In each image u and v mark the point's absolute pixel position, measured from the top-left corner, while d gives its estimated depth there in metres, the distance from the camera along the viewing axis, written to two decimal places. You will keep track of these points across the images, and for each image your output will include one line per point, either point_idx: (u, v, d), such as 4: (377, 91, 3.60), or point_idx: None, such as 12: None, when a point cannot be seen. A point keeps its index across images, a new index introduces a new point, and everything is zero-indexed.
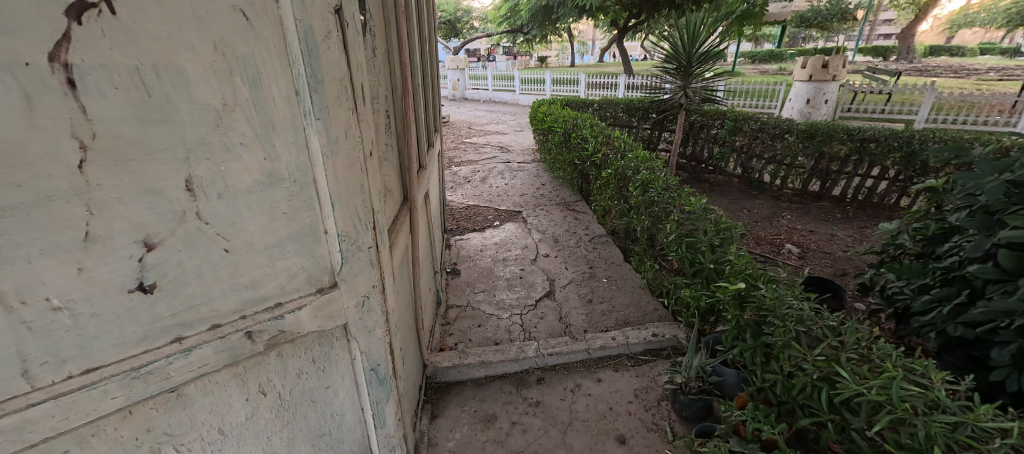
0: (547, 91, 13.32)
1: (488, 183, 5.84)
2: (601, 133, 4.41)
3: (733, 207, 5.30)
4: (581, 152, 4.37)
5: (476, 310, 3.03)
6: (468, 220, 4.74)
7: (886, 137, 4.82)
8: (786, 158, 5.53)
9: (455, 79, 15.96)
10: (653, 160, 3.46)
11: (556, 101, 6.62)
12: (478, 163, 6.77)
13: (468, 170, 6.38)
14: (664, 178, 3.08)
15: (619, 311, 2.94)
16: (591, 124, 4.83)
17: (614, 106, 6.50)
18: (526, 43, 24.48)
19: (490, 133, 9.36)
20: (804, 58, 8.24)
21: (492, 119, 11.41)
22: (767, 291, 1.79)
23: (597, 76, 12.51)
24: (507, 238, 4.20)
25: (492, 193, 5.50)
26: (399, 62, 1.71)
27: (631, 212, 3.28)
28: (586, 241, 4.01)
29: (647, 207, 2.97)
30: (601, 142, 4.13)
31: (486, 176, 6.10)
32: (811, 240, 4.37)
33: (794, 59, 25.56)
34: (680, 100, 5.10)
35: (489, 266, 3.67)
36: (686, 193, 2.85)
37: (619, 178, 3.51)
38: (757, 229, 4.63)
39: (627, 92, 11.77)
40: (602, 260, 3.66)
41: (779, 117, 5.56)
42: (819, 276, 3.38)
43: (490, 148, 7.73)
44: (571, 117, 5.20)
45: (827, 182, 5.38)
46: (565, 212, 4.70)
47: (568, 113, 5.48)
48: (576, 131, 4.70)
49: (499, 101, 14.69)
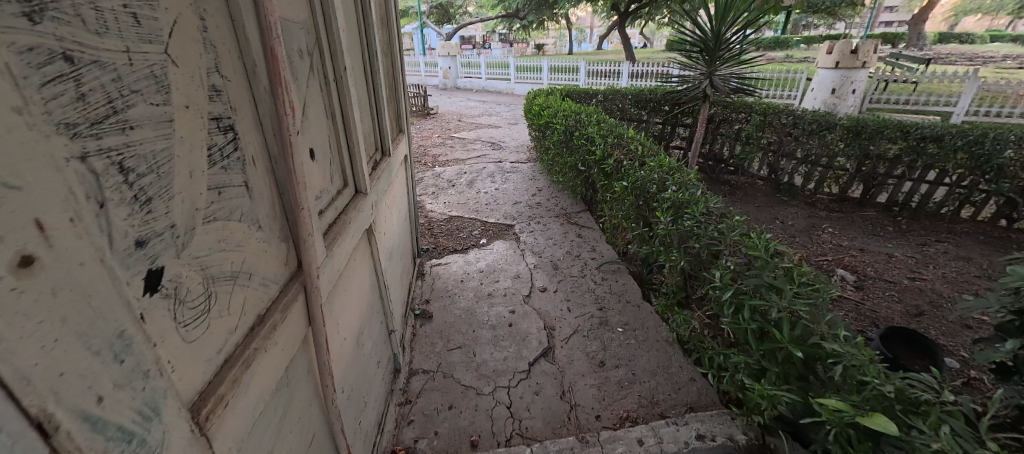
0: (544, 80, 12.40)
1: (475, 187, 5.01)
2: (610, 131, 3.57)
3: (763, 218, 4.50)
4: (587, 154, 3.54)
5: (449, 378, 2.24)
6: (448, 237, 3.91)
7: (952, 135, 4.01)
8: (823, 158, 4.74)
9: (446, 67, 14.97)
10: (682, 170, 2.64)
11: (553, 91, 5.75)
12: (465, 162, 5.92)
13: (453, 172, 5.54)
14: (702, 198, 2.26)
15: (642, 383, 2.17)
16: (598, 119, 3.99)
17: (620, 97, 5.64)
18: (521, 28, 23.32)
19: (481, 126, 8.50)
20: (830, 42, 7.38)
21: (484, 109, 10.54)
22: (939, 441, 1.00)
23: (598, 63, 11.58)
24: (496, 262, 3.38)
25: (479, 201, 4.66)
26: (254, 24, 0.88)
27: (655, 240, 2.47)
28: (592, 268, 3.21)
29: (681, 240, 2.16)
30: (611, 144, 3.29)
31: (474, 179, 5.26)
32: (865, 262, 3.60)
33: (800, 47, 24.64)
34: (706, 90, 4.21)
35: (469, 305, 2.86)
36: (739, 221, 2.03)
37: (637, 194, 2.69)
38: (797, 248, 3.85)
39: (630, 81, 10.87)
40: (614, 296, 2.87)
41: (817, 110, 4.73)
42: (896, 331, 2.51)
43: (480, 144, 6.88)
44: (574, 110, 4.34)
45: (872, 187, 4.59)
46: (566, 227, 3.89)
47: (570, 106, 4.63)
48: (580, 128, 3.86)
49: (492, 90, 13.77)
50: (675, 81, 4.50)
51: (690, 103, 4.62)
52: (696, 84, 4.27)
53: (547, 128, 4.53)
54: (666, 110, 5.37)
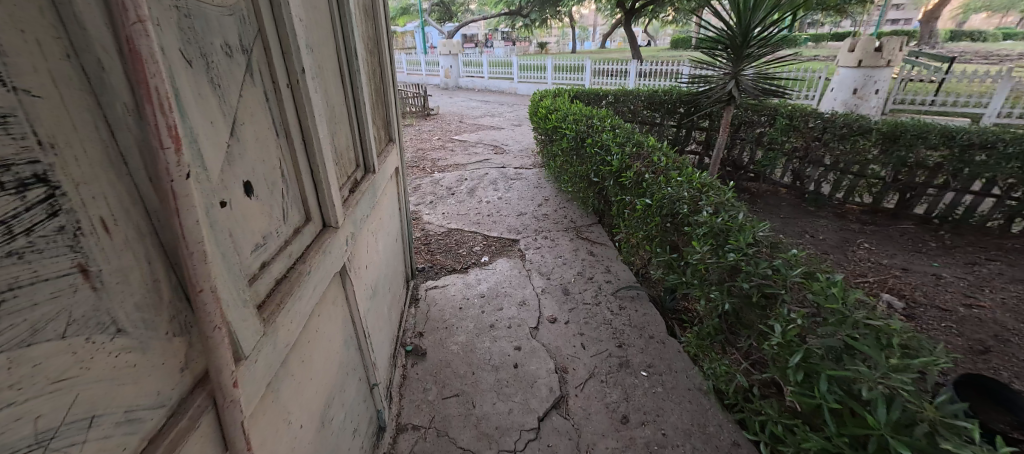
0: (548, 79, 12.02)
1: (476, 195, 4.64)
2: (627, 137, 3.20)
3: (791, 231, 4.13)
4: (601, 163, 3.16)
5: (443, 438, 1.88)
6: (447, 254, 3.54)
7: (1004, 142, 3.61)
8: (854, 165, 4.35)
9: (447, 66, 14.60)
10: (716, 186, 2.26)
11: (561, 91, 5.36)
12: (466, 168, 5.55)
13: (453, 179, 5.17)
14: (747, 224, 1.88)
15: (675, 447, 1.80)
16: (612, 123, 3.61)
17: (632, 98, 5.25)
18: (524, 27, 22.99)
19: (483, 128, 8.13)
20: (853, 39, 6.97)
21: (486, 110, 10.18)
22: None
23: (604, 62, 11.18)
24: (499, 286, 3.02)
25: (481, 211, 4.29)
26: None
27: (687, 270, 2.10)
28: (607, 294, 2.84)
29: (724, 275, 1.79)
30: (629, 152, 2.91)
31: (475, 186, 4.90)
32: (911, 285, 3.22)
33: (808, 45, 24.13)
34: (730, 90, 3.79)
35: (469, 339, 2.50)
36: (797, 256, 1.65)
37: (664, 214, 2.31)
38: (832, 267, 3.48)
39: (638, 81, 10.47)
40: (634, 329, 2.50)
41: (849, 113, 4.34)
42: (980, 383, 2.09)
43: (482, 148, 6.52)
44: (584, 112, 3.96)
45: (909, 198, 4.20)
46: (576, 243, 3.52)
47: (580, 108, 4.25)
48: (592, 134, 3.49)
49: (494, 90, 13.40)
50: (695, 82, 4.10)
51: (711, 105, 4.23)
52: (719, 84, 3.87)
53: (555, 132, 4.15)
54: (682, 112, 4.99)
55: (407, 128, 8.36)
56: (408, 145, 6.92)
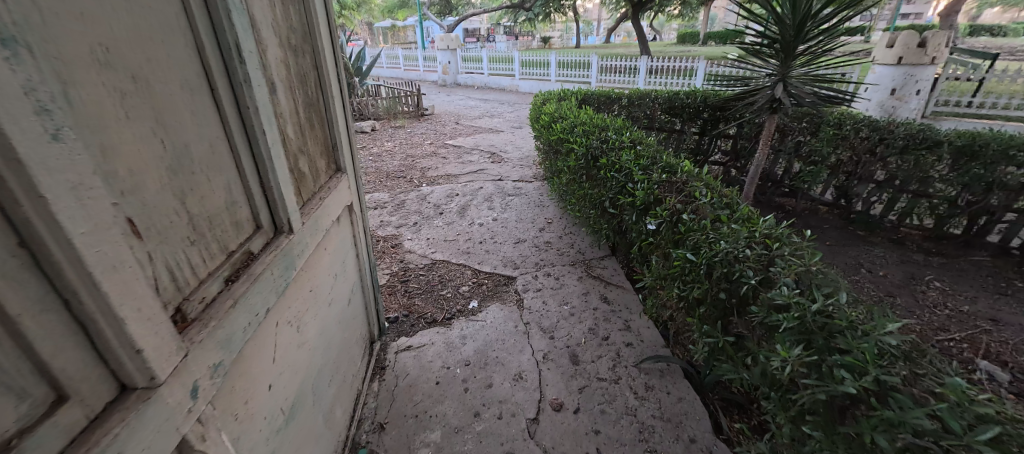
0: (551, 76, 11.28)
1: (468, 216, 3.98)
2: (651, 159, 2.50)
3: (842, 264, 3.46)
4: (620, 191, 2.48)
5: None
6: (427, 297, 2.89)
7: None
8: (916, 184, 3.65)
9: (446, 62, 13.91)
10: (790, 241, 1.60)
11: (567, 93, 4.65)
12: (458, 180, 4.88)
13: (442, 194, 4.51)
14: (859, 318, 1.22)
15: None
16: (633, 137, 2.91)
17: (649, 100, 4.54)
18: (527, 20, 22.23)
19: (481, 131, 7.45)
20: (893, 33, 6.21)
21: (485, 110, 9.49)
22: None
23: (611, 57, 10.43)
24: (489, 348, 2.37)
25: (472, 237, 3.62)
26: None
27: (754, 370, 1.44)
28: (629, 365, 2.19)
29: (831, 406, 1.13)
30: (658, 181, 2.23)
31: (467, 204, 4.22)
32: (1010, 345, 2.55)
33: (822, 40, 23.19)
34: (781, 98, 2.97)
35: (444, 438, 1.85)
36: (967, 394, 0.99)
37: (715, 279, 1.63)
38: (903, 317, 2.82)
39: (648, 78, 9.72)
40: (669, 427, 1.85)
41: (911, 122, 3.64)
42: None
43: (478, 155, 5.86)
44: (597, 122, 3.27)
45: (984, 224, 3.50)
46: (586, 284, 2.87)
47: (593, 115, 3.55)
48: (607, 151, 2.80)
49: (495, 87, 12.68)
50: (729, 85, 3.41)
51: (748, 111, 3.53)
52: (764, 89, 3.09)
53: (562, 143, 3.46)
54: (706, 118, 4.33)
55: (398, 130, 7.69)
56: (397, 151, 6.26)
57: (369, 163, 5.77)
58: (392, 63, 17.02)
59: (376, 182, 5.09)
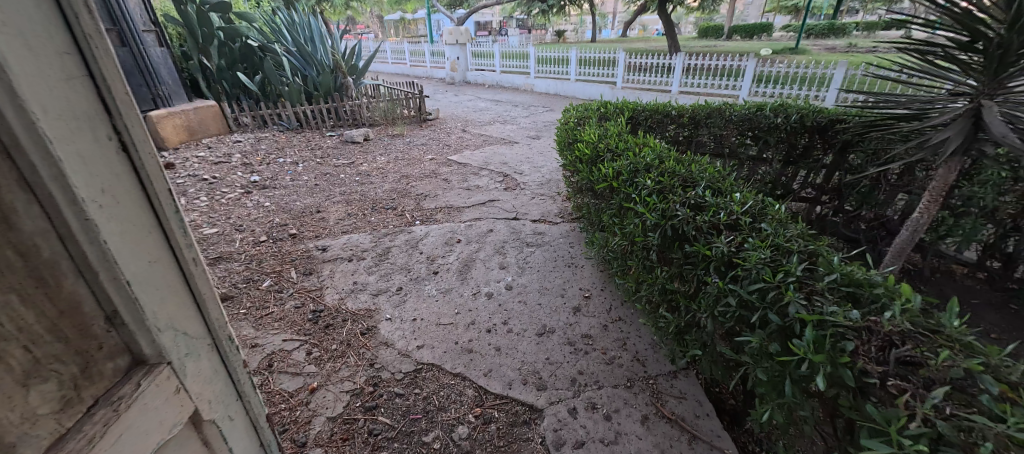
0: (570, 75, 10.09)
1: (471, 280, 2.88)
2: (803, 260, 1.34)
3: None
4: (748, 318, 1.34)
5: None
6: (400, 450, 1.80)
7: None
8: None
9: (455, 58, 12.79)
10: None
11: (610, 106, 3.47)
12: (460, 218, 3.78)
13: (440, 240, 3.41)
14: None
15: None
16: (744, 199, 1.72)
17: (719, 118, 3.36)
18: (543, 14, 20.97)
19: (491, 143, 6.35)
20: None
21: (496, 114, 8.37)
22: None
23: (641, 55, 9.20)
24: None
25: (477, 320, 2.52)
26: None
27: None
28: None
29: None
30: (850, 330, 1.08)
31: (471, 258, 3.12)
32: None
33: (859, 38, 21.50)
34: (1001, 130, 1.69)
35: None
36: None
37: None
38: None
39: (684, 79, 8.46)
40: None
41: None
42: None
43: (487, 177, 4.76)
44: (672, 163, 2.08)
45: None
46: (659, 440, 1.76)
47: (659, 146, 2.36)
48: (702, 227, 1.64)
49: (508, 86, 11.53)
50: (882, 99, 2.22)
51: (904, 142, 2.33)
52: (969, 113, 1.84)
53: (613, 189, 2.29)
54: (792, 130, 3.18)
55: (396, 139, 6.63)
56: (389, 170, 5.20)
57: (355, 186, 4.71)
58: (398, 58, 15.93)
59: (358, 216, 4.01)
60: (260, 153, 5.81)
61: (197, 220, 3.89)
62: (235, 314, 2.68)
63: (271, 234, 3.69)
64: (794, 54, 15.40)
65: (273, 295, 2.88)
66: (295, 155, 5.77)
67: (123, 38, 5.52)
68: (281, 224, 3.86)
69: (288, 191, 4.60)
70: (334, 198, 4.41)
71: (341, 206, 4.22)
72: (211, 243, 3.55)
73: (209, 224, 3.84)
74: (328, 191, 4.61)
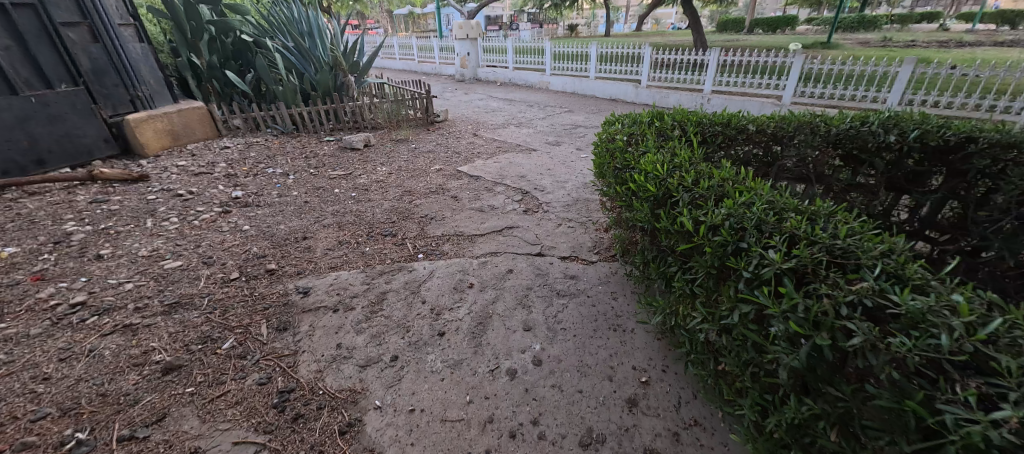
0: (589, 72, 9.34)
1: (488, 349, 2.20)
2: None
3: None
4: None
5: None
6: None
7: None
8: None
9: (464, 53, 12.07)
10: None
11: (675, 115, 2.68)
12: (472, 250, 3.12)
13: (447, 284, 2.74)
14: None
15: None
16: (964, 301, 1.01)
17: (808, 135, 2.55)
18: (556, 8, 20.14)
19: (506, 150, 5.67)
20: None
21: (510, 115, 7.68)
22: None
23: (668, 50, 8.38)
24: None
25: (496, 417, 1.85)
26: None
27: None
28: None
29: None
30: None
31: (487, 314, 2.44)
32: None
33: (890, 32, 20.29)
34: None
35: None
36: None
37: None
38: None
39: (718, 78, 7.56)
40: None
41: None
42: None
43: (502, 195, 4.07)
44: (798, 219, 1.36)
45: None
46: None
47: (760, 184, 1.64)
48: (901, 360, 0.94)
49: (521, 84, 10.82)
50: None
51: None
52: None
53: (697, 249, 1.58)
54: (905, 147, 2.41)
55: (400, 144, 5.98)
56: (391, 184, 4.55)
57: (351, 204, 4.07)
58: (406, 54, 15.30)
59: (350, 245, 3.36)
60: (248, 162, 5.19)
61: (160, 250, 3.28)
62: (177, 395, 2.04)
63: (244, 270, 3.07)
64: (826, 49, 14.39)
65: (233, 363, 2.25)
66: (288, 164, 5.16)
67: (95, 33, 4.92)
68: (258, 256, 3.23)
69: (273, 209, 3.97)
70: (325, 220, 3.77)
71: (331, 232, 3.57)
72: (170, 282, 2.93)
73: (173, 255, 3.23)
74: (319, 210, 3.98)
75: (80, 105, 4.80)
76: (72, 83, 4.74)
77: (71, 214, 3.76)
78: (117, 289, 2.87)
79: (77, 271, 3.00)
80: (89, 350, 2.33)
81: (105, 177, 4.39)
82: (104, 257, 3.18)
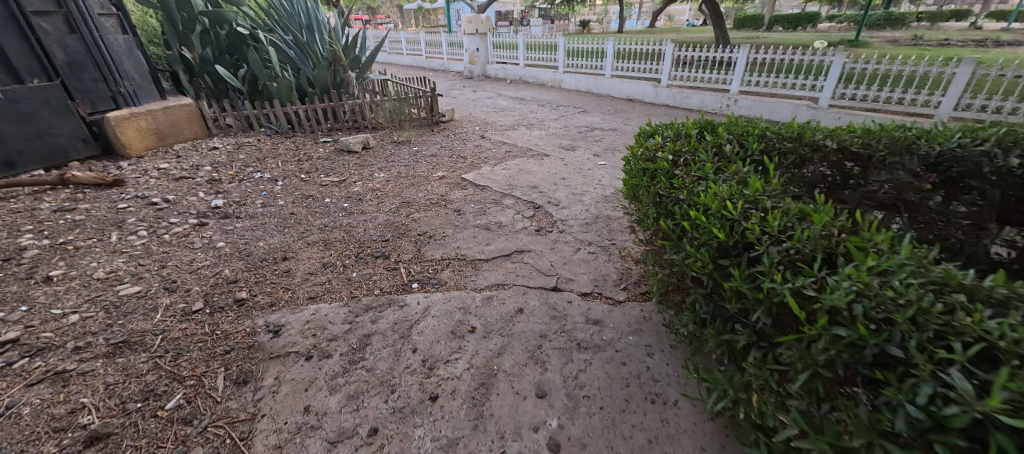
0: (605, 69, 8.79)
1: (491, 425, 1.73)
2: None
3: None
4: None
5: None
6: None
7: None
8: None
9: (473, 49, 11.56)
10: None
11: (731, 125, 2.16)
12: (475, 281, 2.64)
13: (443, 327, 2.27)
14: None
15: None
16: None
17: (903, 152, 2.00)
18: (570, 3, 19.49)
19: (516, 155, 5.18)
20: None
21: (520, 115, 7.19)
22: None
23: (691, 47, 7.79)
24: None
25: None
26: None
27: None
28: None
29: None
30: None
31: (491, 372, 1.97)
32: None
33: (920, 30, 19.32)
34: None
35: None
36: None
37: None
38: None
39: (747, 76, 6.95)
40: None
41: None
42: None
43: (511, 210, 3.59)
44: (980, 313, 0.87)
45: None
46: None
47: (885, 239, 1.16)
48: None
49: (533, 82, 10.30)
50: None
51: None
52: None
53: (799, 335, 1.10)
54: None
55: (401, 146, 5.53)
56: (387, 193, 4.10)
57: (341, 217, 3.63)
58: (414, 49, 14.82)
59: (334, 269, 2.91)
60: (235, 165, 4.77)
61: (119, 272, 2.86)
62: None
63: (209, 299, 2.63)
64: (854, 47, 13.60)
65: (175, 431, 1.81)
66: (278, 168, 4.73)
67: (72, 24, 4.52)
68: (228, 281, 2.79)
69: (253, 222, 3.54)
70: (310, 236, 3.33)
71: (315, 251, 3.13)
72: (122, 314, 2.50)
73: (132, 279, 2.80)
74: (305, 223, 3.54)
75: (54, 102, 4.41)
76: (46, 77, 4.36)
77: (30, 224, 3.36)
78: (60, 321, 2.44)
79: (18, 297, 2.58)
80: (5, 408, 1.90)
81: (77, 181, 4.01)
82: (54, 280, 2.76)
